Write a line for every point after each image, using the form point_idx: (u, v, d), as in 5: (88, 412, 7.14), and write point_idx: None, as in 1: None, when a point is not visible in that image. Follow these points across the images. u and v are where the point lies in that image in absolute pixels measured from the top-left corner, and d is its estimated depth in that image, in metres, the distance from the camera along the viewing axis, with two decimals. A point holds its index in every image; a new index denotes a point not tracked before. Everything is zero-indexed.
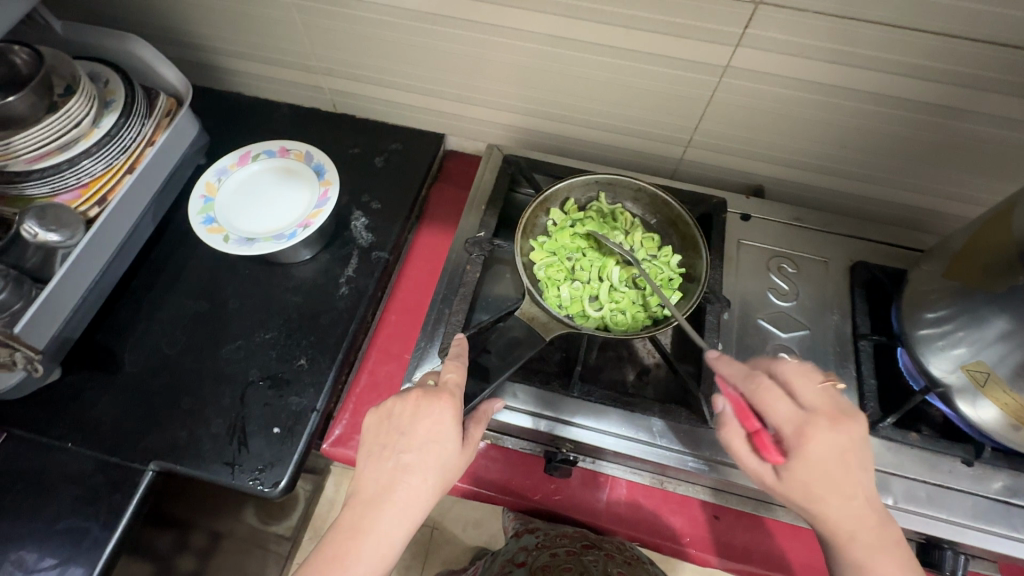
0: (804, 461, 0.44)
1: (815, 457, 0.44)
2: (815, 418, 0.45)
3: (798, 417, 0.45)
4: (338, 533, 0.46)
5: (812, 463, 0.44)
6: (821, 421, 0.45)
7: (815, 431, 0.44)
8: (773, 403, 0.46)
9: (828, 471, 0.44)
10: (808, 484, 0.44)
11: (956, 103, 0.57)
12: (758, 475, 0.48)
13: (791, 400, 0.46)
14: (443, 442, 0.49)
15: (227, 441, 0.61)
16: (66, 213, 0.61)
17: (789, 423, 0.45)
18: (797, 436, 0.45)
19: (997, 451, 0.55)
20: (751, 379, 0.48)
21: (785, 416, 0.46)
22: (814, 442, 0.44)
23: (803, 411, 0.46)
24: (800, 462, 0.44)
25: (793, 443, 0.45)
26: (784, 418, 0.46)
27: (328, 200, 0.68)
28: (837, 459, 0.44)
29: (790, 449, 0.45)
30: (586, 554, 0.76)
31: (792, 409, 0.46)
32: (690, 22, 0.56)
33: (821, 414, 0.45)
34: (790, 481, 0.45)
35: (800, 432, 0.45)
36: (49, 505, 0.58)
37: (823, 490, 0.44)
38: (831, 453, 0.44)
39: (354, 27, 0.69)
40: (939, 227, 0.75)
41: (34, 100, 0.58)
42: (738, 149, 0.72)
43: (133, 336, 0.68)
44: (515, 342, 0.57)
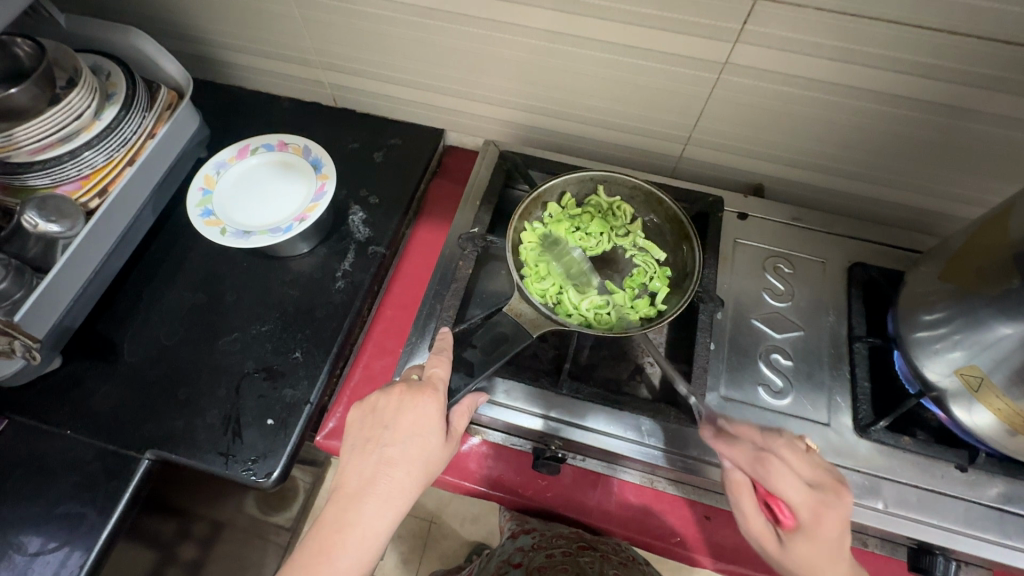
0: (814, 538, 0.45)
1: (826, 535, 0.45)
2: (827, 498, 0.45)
3: (809, 495, 0.46)
4: (324, 526, 0.47)
5: (821, 542, 0.45)
6: (830, 499, 0.45)
7: (828, 512, 0.45)
8: (785, 485, 0.46)
9: (835, 547, 0.45)
10: (814, 558, 0.45)
11: (964, 103, 0.56)
12: (761, 539, 0.49)
13: (802, 479, 0.47)
14: (426, 436, 0.50)
15: (222, 432, 0.62)
16: (67, 204, 0.63)
17: (803, 504, 0.46)
18: (812, 517, 0.45)
19: (992, 456, 0.54)
20: (760, 461, 0.48)
21: (800, 500, 0.46)
22: (828, 519, 0.45)
23: (812, 490, 0.46)
24: (811, 538, 0.45)
25: (807, 522, 0.45)
26: (797, 500, 0.46)
27: (325, 194, 0.69)
28: (844, 535, 0.45)
29: (803, 527, 0.46)
30: (581, 555, 0.76)
31: (805, 489, 0.46)
32: (688, 17, 0.55)
33: (829, 491, 0.46)
34: (796, 553, 0.46)
35: (813, 513, 0.45)
36: (48, 490, 0.59)
37: (827, 564, 0.45)
38: (840, 531, 0.45)
39: (354, 21, 0.69)
40: (941, 228, 0.74)
41: (36, 92, 0.59)
42: (737, 148, 0.71)
43: (133, 327, 0.69)
44: (502, 338, 0.57)
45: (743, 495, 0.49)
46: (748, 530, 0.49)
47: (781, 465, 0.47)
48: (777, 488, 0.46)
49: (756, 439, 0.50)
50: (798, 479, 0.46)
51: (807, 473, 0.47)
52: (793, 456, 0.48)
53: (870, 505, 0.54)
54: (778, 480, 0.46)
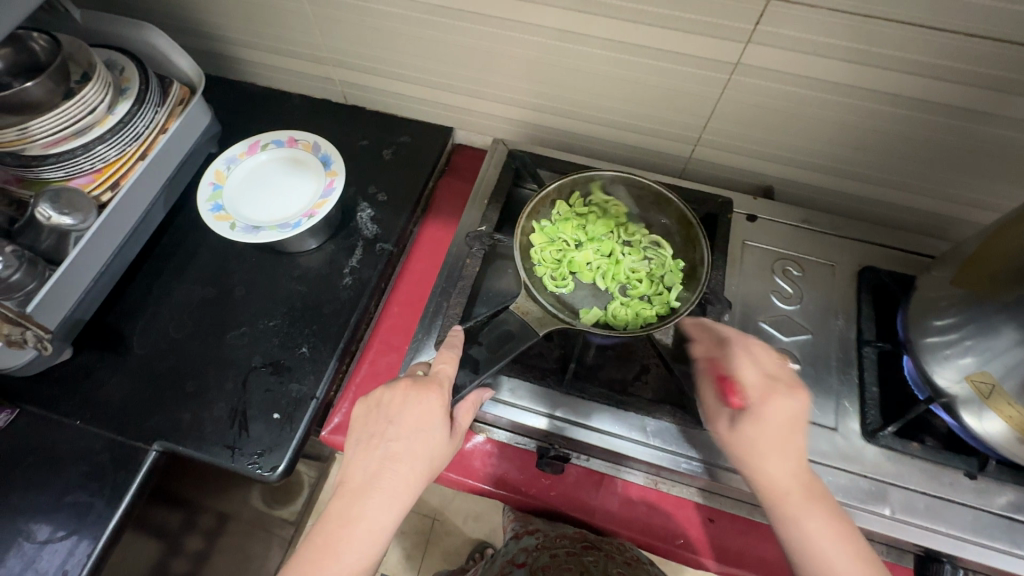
0: (758, 418, 0.49)
1: (769, 417, 0.49)
2: (778, 386, 0.50)
3: (761, 379, 0.51)
4: (329, 522, 0.47)
5: (766, 421, 0.49)
6: (781, 388, 0.50)
7: (776, 396, 0.50)
8: (743, 369, 0.51)
9: (776, 432, 0.49)
10: (757, 438, 0.49)
11: (981, 106, 0.55)
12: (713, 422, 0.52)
13: (760, 368, 0.52)
14: (431, 431, 0.50)
15: (228, 425, 0.62)
16: (79, 197, 0.63)
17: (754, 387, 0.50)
18: (759, 399, 0.50)
19: (1002, 464, 0.53)
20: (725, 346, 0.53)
21: (753, 382, 0.51)
22: (775, 401, 0.49)
23: (766, 377, 0.51)
24: (755, 419, 0.50)
25: (754, 403, 0.50)
26: (751, 382, 0.51)
27: (334, 190, 0.69)
28: (786, 423, 0.49)
29: (750, 408, 0.50)
30: (586, 555, 0.75)
31: (760, 375, 0.51)
32: (700, 17, 0.55)
33: (783, 383, 0.51)
34: (742, 435, 0.50)
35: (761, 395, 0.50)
36: (57, 479, 0.59)
37: (769, 449, 0.49)
38: (783, 417, 0.49)
39: (367, 19, 0.70)
40: (954, 233, 0.73)
41: (50, 87, 0.60)
42: (747, 149, 0.70)
43: (143, 319, 0.69)
44: (507, 335, 0.57)
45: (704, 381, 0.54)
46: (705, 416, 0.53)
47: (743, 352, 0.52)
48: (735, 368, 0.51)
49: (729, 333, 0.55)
50: (755, 367, 0.52)
51: (766, 365, 0.52)
52: (761, 350, 0.53)
53: (877, 511, 0.54)
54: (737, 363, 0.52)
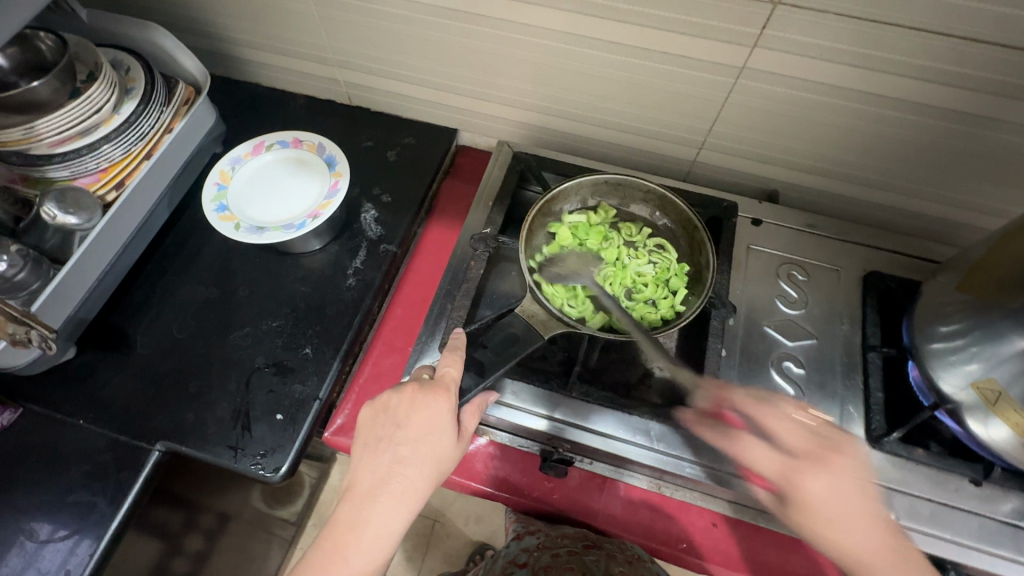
0: (801, 503, 0.48)
1: (804, 497, 0.48)
2: (799, 464, 0.49)
3: (778, 461, 0.50)
4: (336, 527, 0.47)
5: (805, 503, 0.48)
6: (804, 465, 0.49)
7: (802, 477, 0.48)
8: (756, 456, 0.51)
9: (825, 511, 0.47)
10: (807, 520, 0.48)
11: (988, 112, 0.55)
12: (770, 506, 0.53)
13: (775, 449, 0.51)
14: (439, 436, 0.50)
15: (231, 425, 0.62)
16: (84, 197, 0.63)
17: (777, 473, 0.50)
18: (785, 481, 0.49)
19: (1006, 471, 0.53)
20: (728, 435, 0.53)
21: (773, 467, 0.50)
22: (803, 482, 0.48)
23: (785, 457, 0.50)
24: (794, 503, 0.49)
25: (784, 486, 0.49)
26: (768, 467, 0.50)
27: (339, 192, 0.69)
28: (830, 498, 0.48)
29: (785, 492, 0.49)
30: (586, 555, 0.75)
31: (776, 457, 0.50)
32: (707, 22, 0.55)
33: (805, 459, 0.49)
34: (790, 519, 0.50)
35: (787, 479, 0.49)
36: (60, 479, 0.59)
37: (821, 529, 0.48)
38: (820, 494, 0.48)
39: (373, 21, 0.70)
40: (959, 239, 0.73)
41: (57, 86, 0.60)
42: (753, 153, 0.70)
43: (147, 319, 0.69)
44: (512, 338, 0.58)
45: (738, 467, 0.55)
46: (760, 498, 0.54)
47: (749, 439, 0.52)
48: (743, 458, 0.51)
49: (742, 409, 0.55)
50: (767, 450, 0.51)
51: (787, 440, 0.51)
52: (774, 425, 0.51)
53: None
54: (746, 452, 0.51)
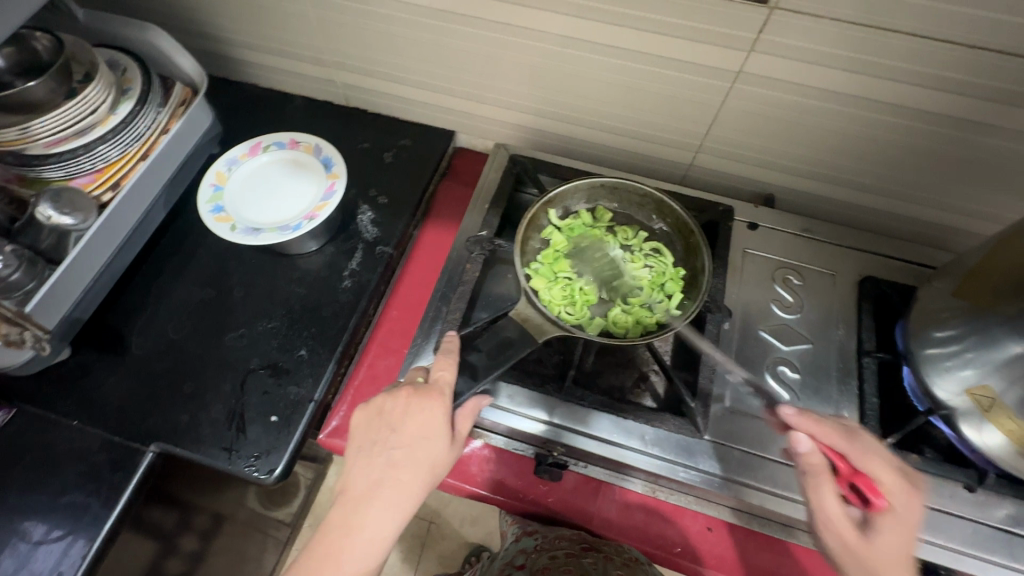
0: (902, 524, 0.46)
1: (908, 520, 0.46)
2: (912, 484, 0.48)
3: (895, 476, 0.48)
4: (329, 531, 0.47)
5: (905, 526, 0.46)
6: (912, 484, 0.48)
7: (914, 497, 0.47)
8: (874, 465, 0.48)
9: (911, 537, 0.46)
10: (897, 543, 0.46)
11: (984, 118, 0.55)
12: (841, 527, 0.47)
13: (889, 463, 0.48)
14: (434, 439, 0.50)
15: (226, 427, 0.62)
16: (79, 197, 0.63)
17: (896, 489, 0.47)
18: (900, 499, 0.47)
19: (1000, 477, 0.53)
20: (852, 439, 0.49)
21: (892, 481, 0.47)
22: (914, 502, 0.47)
23: (896, 474, 0.48)
24: (898, 523, 0.46)
25: (895, 504, 0.47)
26: (888, 480, 0.47)
27: (335, 193, 0.69)
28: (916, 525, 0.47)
29: (894, 510, 0.46)
30: (585, 557, 0.74)
31: (894, 472, 0.48)
32: (703, 26, 0.55)
33: (911, 478, 0.48)
34: (883, 541, 0.46)
35: (904, 496, 0.47)
36: (54, 480, 0.59)
37: (905, 555, 0.46)
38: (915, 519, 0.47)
39: (371, 23, 0.70)
40: (955, 244, 0.73)
41: (53, 87, 0.60)
42: (749, 157, 0.70)
43: (142, 320, 0.69)
44: (507, 342, 0.57)
45: (824, 478, 0.48)
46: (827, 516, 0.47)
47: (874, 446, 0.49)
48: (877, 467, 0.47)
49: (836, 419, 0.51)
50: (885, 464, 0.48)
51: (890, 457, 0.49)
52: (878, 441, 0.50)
53: None
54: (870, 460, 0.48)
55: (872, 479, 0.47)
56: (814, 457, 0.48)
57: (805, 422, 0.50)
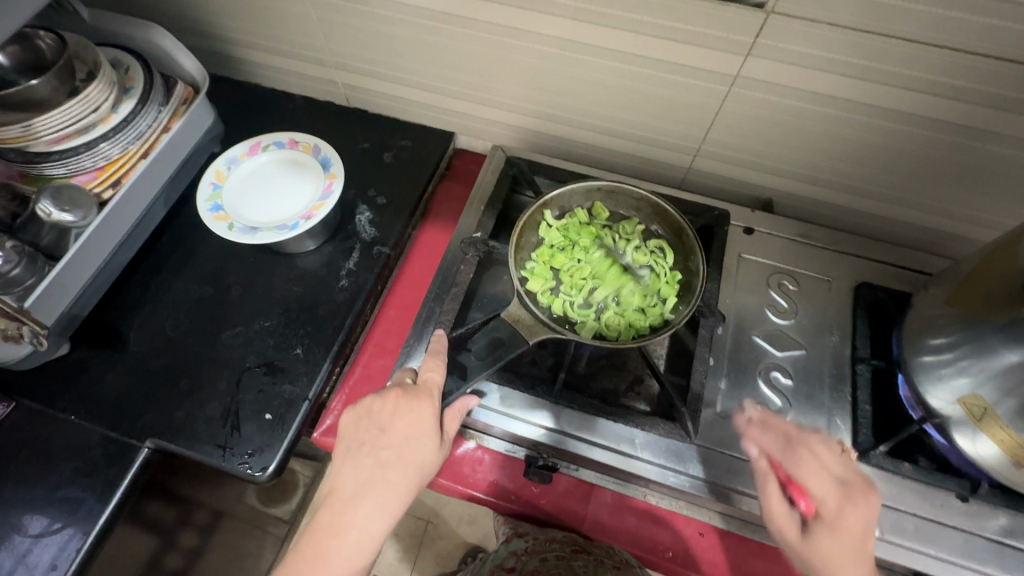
0: (837, 530, 0.47)
1: (847, 529, 0.46)
2: (855, 495, 0.48)
3: (835, 486, 0.48)
4: (317, 532, 0.47)
5: (844, 535, 0.46)
6: (858, 495, 0.48)
7: (853, 507, 0.47)
8: (808, 473, 0.49)
9: (854, 547, 0.46)
10: (834, 551, 0.46)
11: (984, 125, 0.54)
12: (780, 527, 0.49)
13: (829, 472, 0.49)
14: (421, 440, 0.51)
15: (220, 424, 0.62)
16: (79, 194, 0.64)
17: (828, 495, 0.48)
18: (835, 507, 0.47)
19: (994, 488, 0.53)
20: (790, 449, 0.51)
21: (825, 490, 0.48)
22: (853, 512, 0.47)
23: (837, 483, 0.49)
24: (832, 530, 0.47)
25: (830, 512, 0.48)
26: (821, 488, 0.49)
27: (332, 193, 0.69)
28: (865, 536, 0.47)
29: (826, 517, 0.47)
30: (575, 559, 0.73)
31: (832, 482, 0.49)
32: (699, 30, 0.55)
33: (857, 488, 0.48)
34: (817, 545, 0.47)
35: (837, 503, 0.48)
36: (51, 473, 0.60)
37: (845, 562, 0.46)
38: (861, 530, 0.47)
39: (371, 24, 0.70)
40: (955, 251, 0.72)
41: (56, 85, 0.60)
42: (747, 161, 0.70)
43: (140, 317, 0.70)
44: (497, 343, 0.57)
45: (765, 480, 0.50)
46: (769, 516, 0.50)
47: (811, 454, 0.50)
48: (805, 476, 0.49)
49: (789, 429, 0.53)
50: (824, 473, 0.49)
51: (835, 467, 0.50)
52: (828, 451, 0.51)
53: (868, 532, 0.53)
54: (802, 468, 0.50)
55: (804, 486, 0.49)
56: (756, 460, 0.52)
57: (753, 429, 0.53)
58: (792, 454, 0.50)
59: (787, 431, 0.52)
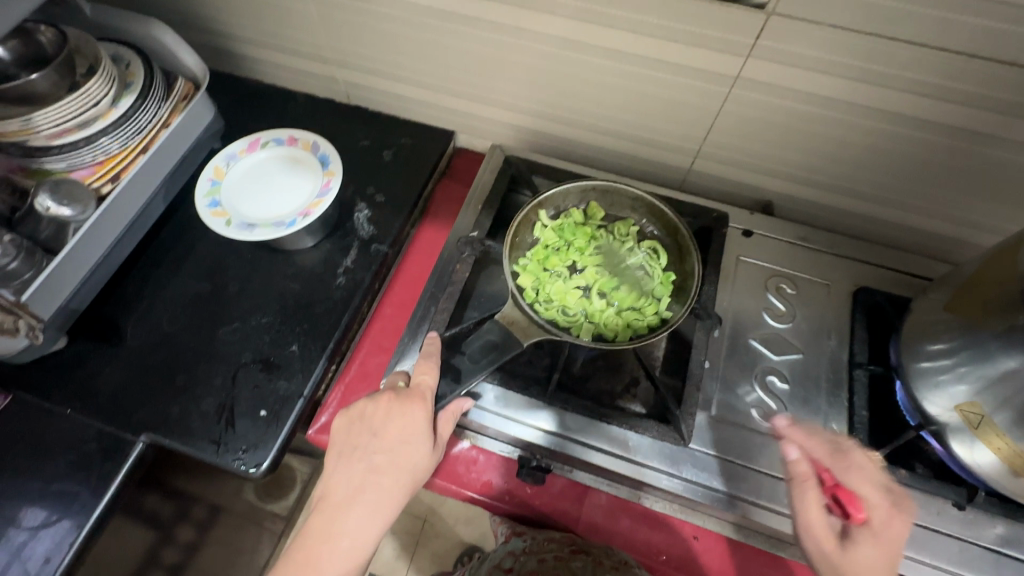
0: (882, 539, 0.46)
1: (892, 539, 0.46)
2: (901, 505, 0.48)
3: (883, 496, 0.48)
4: (308, 538, 0.48)
5: (889, 544, 0.46)
6: (903, 504, 0.48)
7: (900, 516, 0.47)
8: (860, 480, 0.49)
9: (895, 557, 0.46)
10: (877, 559, 0.46)
11: (987, 129, 0.54)
12: (822, 534, 0.47)
13: (877, 481, 0.49)
14: (415, 444, 0.51)
15: (215, 420, 0.63)
16: (79, 188, 0.64)
17: (879, 504, 0.48)
18: (884, 516, 0.47)
19: (991, 496, 0.52)
20: (840, 455, 0.50)
21: (877, 499, 0.48)
22: (900, 521, 0.47)
23: (885, 491, 0.48)
24: (879, 538, 0.47)
25: (878, 521, 0.47)
26: (873, 496, 0.48)
27: (330, 191, 0.69)
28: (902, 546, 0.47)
29: (874, 526, 0.47)
30: (574, 560, 0.72)
31: (881, 491, 0.49)
32: (700, 30, 0.55)
33: (900, 498, 0.48)
34: (861, 553, 0.46)
35: (887, 512, 0.47)
36: (46, 466, 0.60)
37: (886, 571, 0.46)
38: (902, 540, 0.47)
39: (371, 21, 0.70)
40: (956, 256, 0.71)
41: (56, 80, 0.61)
42: (748, 163, 0.69)
43: (137, 312, 0.70)
44: (491, 345, 0.56)
45: (808, 487, 0.49)
46: (809, 524, 0.48)
47: (860, 460, 0.50)
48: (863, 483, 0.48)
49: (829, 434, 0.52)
50: (872, 481, 0.49)
51: (879, 476, 0.50)
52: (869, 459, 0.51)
53: None
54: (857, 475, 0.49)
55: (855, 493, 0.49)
56: (801, 465, 0.50)
57: (795, 432, 0.52)
58: (843, 460, 0.50)
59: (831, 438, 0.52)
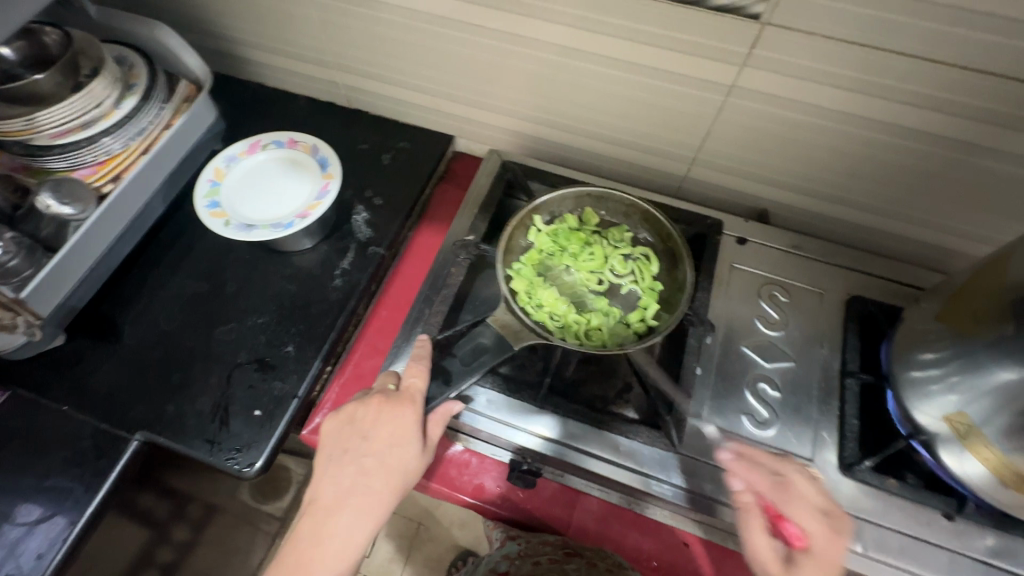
0: (822, 564, 0.47)
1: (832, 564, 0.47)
2: (837, 527, 0.48)
3: (823, 523, 0.48)
4: (298, 542, 0.48)
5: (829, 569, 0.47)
6: (841, 530, 0.48)
7: (839, 541, 0.47)
8: (800, 509, 0.49)
9: None
10: None
11: (980, 139, 0.54)
12: (767, 563, 0.48)
13: (816, 507, 0.49)
14: (405, 446, 0.51)
15: (210, 419, 0.63)
16: (80, 188, 0.65)
17: (818, 532, 0.48)
18: (823, 542, 0.47)
19: (981, 506, 0.52)
20: (779, 484, 0.50)
21: (816, 527, 0.48)
22: (838, 546, 0.47)
23: (824, 518, 0.48)
24: (819, 564, 0.47)
25: (817, 549, 0.47)
26: (813, 525, 0.48)
27: (329, 193, 0.70)
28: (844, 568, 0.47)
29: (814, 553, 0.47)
30: (569, 563, 0.73)
31: (818, 518, 0.48)
32: (695, 38, 0.55)
33: (838, 520, 0.49)
34: None
35: (826, 538, 0.47)
36: (39, 463, 0.60)
37: None
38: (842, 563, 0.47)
39: (372, 26, 0.71)
40: (949, 266, 0.71)
41: (59, 80, 0.62)
42: (743, 171, 0.70)
43: (135, 310, 0.71)
44: (480, 349, 0.59)
45: (753, 519, 0.50)
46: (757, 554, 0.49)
47: (801, 489, 0.50)
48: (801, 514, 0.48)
49: (772, 462, 0.52)
50: (811, 508, 0.49)
51: (818, 500, 0.50)
52: (808, 484, 0.51)
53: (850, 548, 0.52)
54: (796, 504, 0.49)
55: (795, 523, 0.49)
56: (745, 496, 0.51)
57: (739, 464, 0.52)
58: (783, 490, 0.50)
59: (771, 466, 0.51)
